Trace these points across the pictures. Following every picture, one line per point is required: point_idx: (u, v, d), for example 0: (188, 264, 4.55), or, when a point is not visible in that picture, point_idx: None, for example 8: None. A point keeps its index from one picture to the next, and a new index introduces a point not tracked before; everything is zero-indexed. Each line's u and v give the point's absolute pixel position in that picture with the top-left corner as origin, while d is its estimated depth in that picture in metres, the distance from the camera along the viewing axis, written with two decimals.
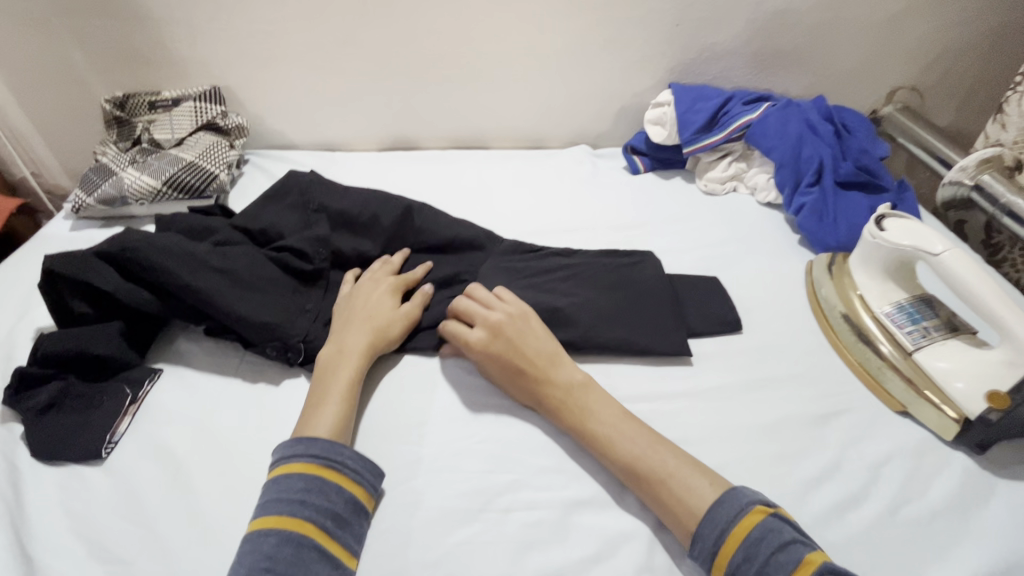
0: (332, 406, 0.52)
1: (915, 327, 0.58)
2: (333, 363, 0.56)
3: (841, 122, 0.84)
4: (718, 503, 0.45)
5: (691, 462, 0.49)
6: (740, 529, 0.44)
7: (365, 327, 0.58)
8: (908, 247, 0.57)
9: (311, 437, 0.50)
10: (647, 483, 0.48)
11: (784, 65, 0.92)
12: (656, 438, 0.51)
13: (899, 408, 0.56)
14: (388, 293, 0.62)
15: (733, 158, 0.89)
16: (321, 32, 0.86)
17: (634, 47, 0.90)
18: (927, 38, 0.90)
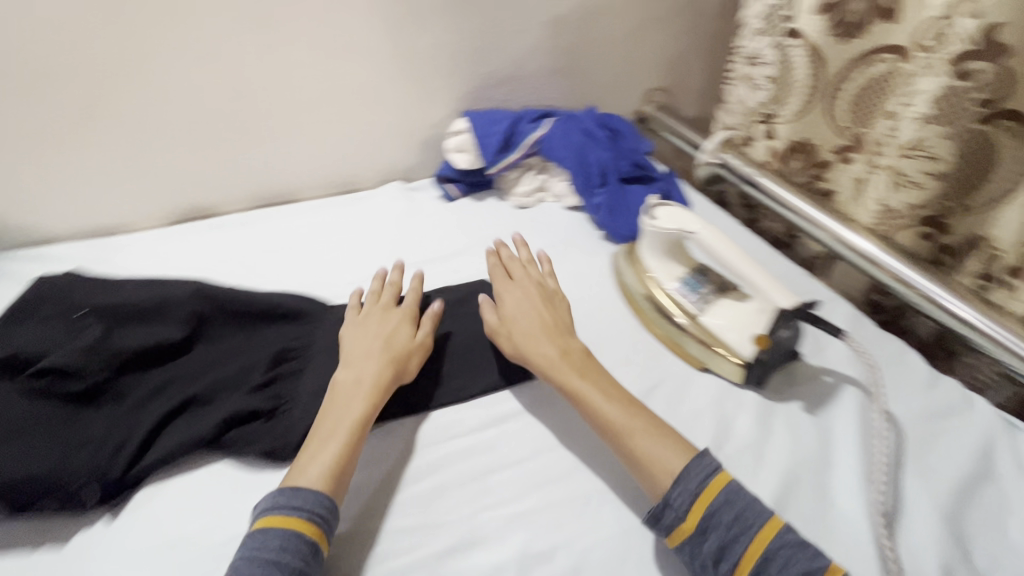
0: (338, 440, 0.52)
1: (696, 295, 0.68)
2: (347, 394, 0.55)
3: (612, 127, 0.95)
4: (687, 474, 0.50)
5: (657, 430, 0.54)
6: (704, 487, 0.49)
7: (384, 357, 0.59)
8: (676, 232, 0.68)
9: (316, 493, 0.48)
10: (615, 436, 0.54)
11: (559, 83, 1.03)
12: (631, 404, 0.56)
13: (699, 365, 0.66)
14: (404, 322, 0.63)
15: (534, 172, 0.97)
16: (55, 105, 0.73)
17: (419, 83, 0.93)
18: (661, 47, 1.07)
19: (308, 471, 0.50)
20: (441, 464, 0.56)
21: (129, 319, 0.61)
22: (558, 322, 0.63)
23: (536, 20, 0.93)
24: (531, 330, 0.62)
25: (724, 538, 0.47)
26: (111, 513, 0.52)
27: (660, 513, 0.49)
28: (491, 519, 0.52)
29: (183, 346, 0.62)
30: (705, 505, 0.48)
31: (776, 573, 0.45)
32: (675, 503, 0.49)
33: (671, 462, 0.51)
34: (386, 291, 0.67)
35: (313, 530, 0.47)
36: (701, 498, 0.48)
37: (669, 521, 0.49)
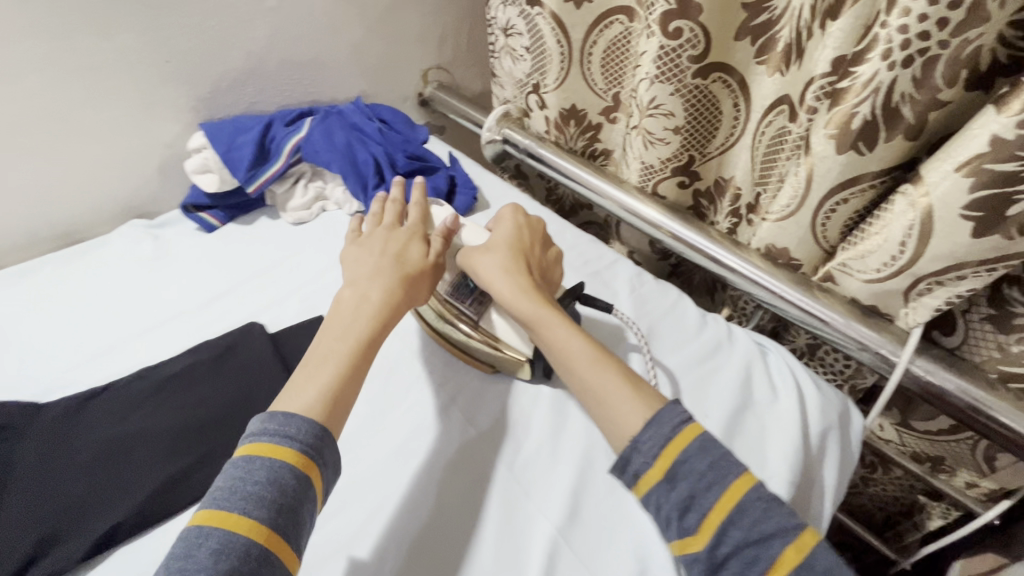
0: (331, 370, 0.50)
1: (472, 297, 0.62)
2: (353, 314, 0.54)
3: (381, 118, 0.88)
4: (657, 422, 0.49)
5: (613, 368, 0.54)
6: (681, 430, 0.48)
7: (397, 272, 0.58)
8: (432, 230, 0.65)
9: (308, 425, 0.46)
10: (572, 370, 0.55)
11: (316, 74, 0.91)
12: (592, 339, 0.56)
13: (489, 368, 0.62)
14: (415, 238, 0.62)
15: (306, 180, 0.86)
16: None
17: (128, 97, 0.75)
18: (426, 22, 1.00)
19: (301, 404, 0.47)
20: None
21: None
22: (531, 246, 0.63)
23: (261, 5, 0.79)
24: (499, 259, 0.60)
25: (695, 488, 0.46)
26: None
27: (627, 459, 0.49)
28: None
29: None
30: (672, 455, 0.48)
31: (748, 526, 0.44)
32: (643, 447, 0.49)
33: (620, 400, 0.52)
34: (387, 211, 0.67)
35: (296, 456, 0.44)
36: (675, 441, 0.48)
37: (639, 470, 0.49)
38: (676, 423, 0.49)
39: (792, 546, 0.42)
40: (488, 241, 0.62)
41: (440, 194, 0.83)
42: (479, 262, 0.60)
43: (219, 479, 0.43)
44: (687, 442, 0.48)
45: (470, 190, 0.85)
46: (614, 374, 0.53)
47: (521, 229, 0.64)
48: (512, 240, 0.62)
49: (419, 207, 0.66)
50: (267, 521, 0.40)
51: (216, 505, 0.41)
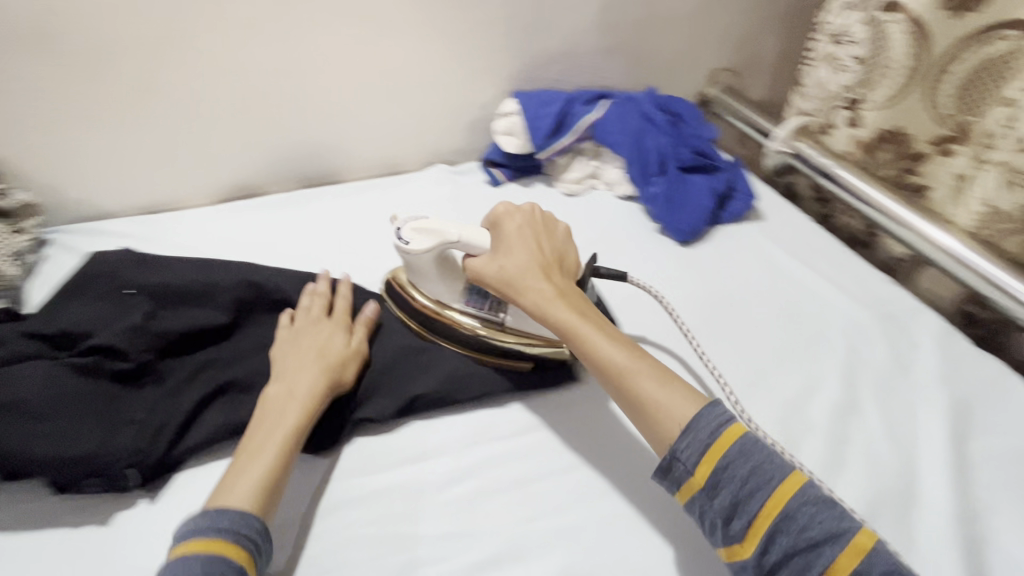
0: (269, 454, 0.47)
1: (490, 302, 0.61)
2: (278, 408, 0.51)
3: (674, 110, 0.88)
4: (694, 425, 0.44)
5: (661, 375, 0.49)
6: (718, 437, 0.43)
7: (319, 368, 0.54)
8: (437, 243, 0.58)
9: (239, 509, 0.43)
10: (615, 381, 0.49)
11: (617, 61, 0.95)
12: (632, 346, 0.51)
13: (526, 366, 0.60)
14: (338, 329, 0.59)
15: (586, 159, 0.91)
16: (106, 82, 0.74)
17: (470, 59, 0.87)
18: (732, 23, 0.98)
19: (232, 492, 0.45)
20: (480, 469, 0.54)
21: (177, 298, 0.62)
22: (552, 249, 0.58)
23: None
24: (532, 257, 0.56)
25: (738, 493, 0.41)
26: (150, 494, 0.52)
27: (669, 466, 0.44)
28: (529, 534, 0.49)
29: (225, 331, 0.62)
30: (715, 460, 0.42)
31: (795, 532, 0.39)
32: (682, 458, 0.44)
33: (676, 408, 0.46)
34: (314, 303, 0.61)
35: (230, 547, 0.41)
36: (710, 453, 0.43)
37: (681, 479, 0.44)
38: (711, 431, 0.44)
39: (845, 553, 0.37)
40: (499, 241, 0.57)
41: (716, 196, 0.81)
42: (508, 253, 0.56)
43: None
44: (725, 449, 0.43)
45: (749, 197, 0.82)
46: (676, 381, 0.48)
47: (532, 233, 0.58)
48: (529, 241, 0.57)
49: (343, 300, 0.63)
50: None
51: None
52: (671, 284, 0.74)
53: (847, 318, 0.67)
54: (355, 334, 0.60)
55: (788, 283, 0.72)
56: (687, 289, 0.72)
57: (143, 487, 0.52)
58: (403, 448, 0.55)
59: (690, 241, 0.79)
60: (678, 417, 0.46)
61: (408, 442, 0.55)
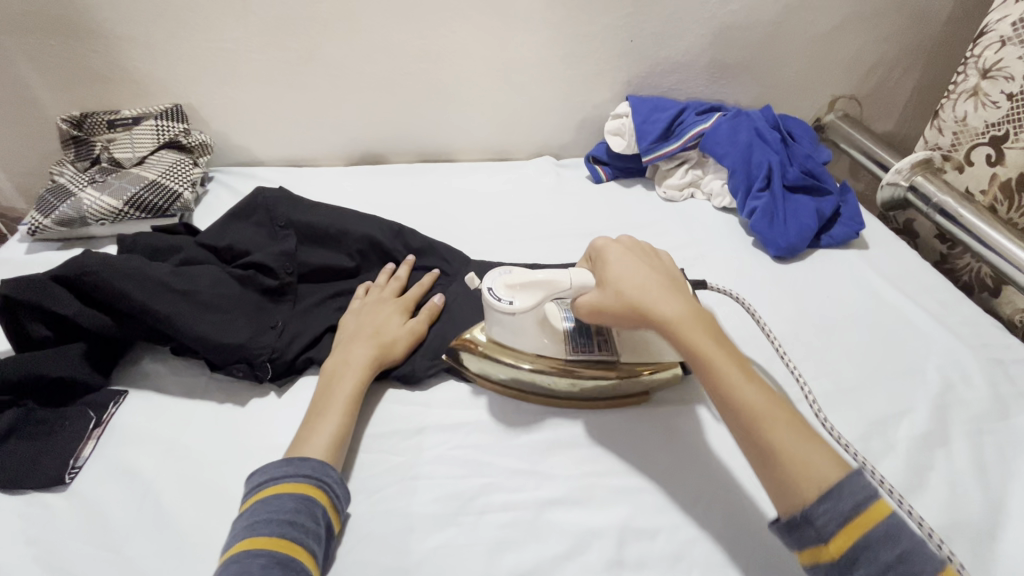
0: (335, 415, 0.53)
1: (593, 346, 0.57)
2: (338, 377, 0.56)
3: (787, 130, 0.89)
4: (841, 487, 0.40)
5: (798, 424, 0.43)
6: (862, 512, 0.39)
7: (372, 345, 0.59)
8: (542, 296, 0.53)
9: (315, 459, 0.49)
10: (749, 431, 0.44)
11: (734, 78, 0.98)
12: (768, 387, 0.45)
13: (646, 396, 0.60)
14: (396, 311, 0.63)
15: (689, 166, 0.93)
16: (282, 48, 0.86)
17: (594, 60, 0.92)
18: (862, 51, 0.97)
19: (307, 447, 0.50)
20: (558, 422, 0.57)
21: (315, 237, 0.70)
22: (665, 270, 0.53)
23: (723, 8, 0.89)
24: (655, 282, 0.51)
25: (874, 572, 0.38)
26: (278, 389, 0.61)
27: (797, 524, 0.41)
28: (599, 485, 0.52)
29: (350, 272, 0.70)
30: (856, 533, 0.39)
31: None
32: (817, 523, 0.40)
33: (817, 465, 0.41)
34: (388, 285, 0.67)
35: (306, 489, 0.46)
36: (851, 527, 0.39)
37: (808, 541, 0.41)
38: (855, 502, 0.40)
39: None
40: (610, 267, 0.52)
41: (821, 217, 0.81)
42: (620, 276, 0.51)
43: (232, 528, 0.45)
44: (870, 525, 0.39)
45: (857, 224, 0.81)
46: (815, 441, 0.43)
47: (642, 257, 0.54)
48: (645, 268, 0.52)
49: (416, 290, 0.67)
50: (300, 541, 0.43)
51: (243, 536, 0.43)
52: (761, 295, 0.75)
53: (943, 354, 0.66)
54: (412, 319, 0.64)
55: (884, 311, 0.72)
56: (776, 303, 0.74)
57: (273, 382, 0.61)
58: (490, 392, 0.60)
59: (785, 258, 0.80)
60: (816, 478, 0.41)
61: (496, 390, 0.61)
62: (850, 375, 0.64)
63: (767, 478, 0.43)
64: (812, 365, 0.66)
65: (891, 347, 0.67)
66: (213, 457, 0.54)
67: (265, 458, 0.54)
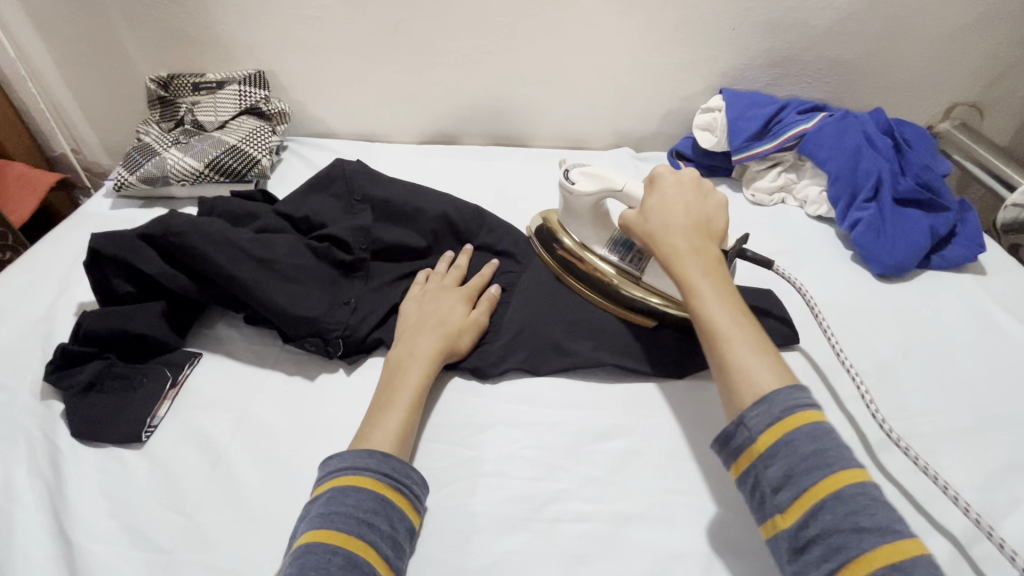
0: (400, 411, 0.50)
1: (629, 254, 0.60)
2: (403, 368, 0.54)
3: (901, 136, 0.81)
4: (772, 397, 0.40)
5: (762, 348, 0.43)
6: (792, 416, 0.40)
7: (436, 335, 0.56)
8: (599, 188, 0.59)
9: (382, 453, 0.47)
10: (709, 340, 0.45)
11: (841, 76, 0.90)
12: (745, 314, 0.45)
13: (651, 322, 0.59)
14: (461, 300, 0.60)
15: (783, 169, 0.85)
16: (368, 20, 0.84)
17: (689, 49, 0.86)
18: (993, 54, 0.87)
19: (371, 441, 0.48)
20: (637, 432, 0.53)
21: (389, 214, 0.68)
22: (704, 218, 0.53)
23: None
24: (681, 215, 0.52)
25: (795, 467, 0.38)
26: (346, 367, 0.59)
27: (733, 430, 0.42)
28: (683, 505, 0.48)
29: (422, 253, 0.68)
30: (781, 432, 0.40)
31: (842, 514, 0.36)
32: (749, 425, 0.41)
33: (760, 377, 0.42)
34: (448, 273, 0.64)
35: (383, 487, 0.45)
36: (781, 426, 0.40)
37: (768, 498, 0.40)
38: (785, 409, 0.40)
39: (883, 547, 0.34)
40: (654, 192, 0.54)
41: (934, 236, 0.73)
42: (658, 203, 0.53)
43: (306, 512, 0.44)
44: (795, 427, 0.39)
45: (976, 246, 0.73)
46: (771, 364, 0.42)
47: (691, 189, 0.54)
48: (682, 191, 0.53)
49: (479, 278, 0.63)
50: (377, 544, 0.42)
51: (319, 526, 0.42)
52: (860, 316, 0.68)
53: None
54: (477, 307, 0.61)
55: (1005, 347, 0.64)
56: (878, 326, 0.67)
57: (343, 359, 0.59)
58: (565, 393, 0.57)
59: (888, 277, 0.73)
60: (756, 386, 0.41)
61: (571, 391, 0.57)
62: (965, 414, 0.58)
63: (719, 387, 0.44)
64: (920, 398, 0.59)
65: (1014, 388, 0.60)
66: (283, 430, 0.53)
67: (333, 436, 0.53)
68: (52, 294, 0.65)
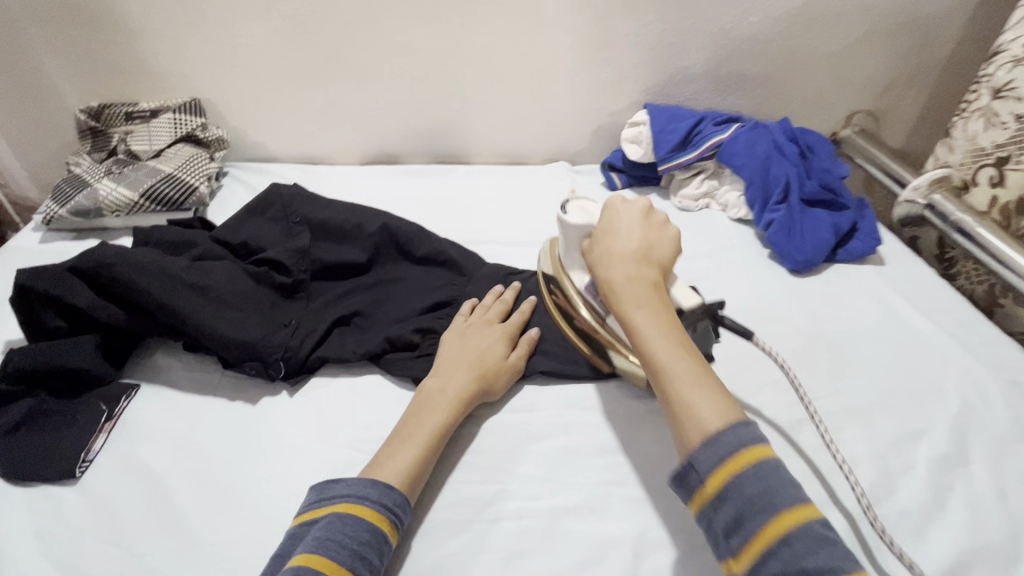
0: (416, 447, 0.50)
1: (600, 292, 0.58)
2: (433, 403, 0.54)
3: (806, 144, 0.89)
4: (718, 438, 0.42)
5: (702, 378, 0.45)
6: (736, 456, 0.41)
7: (471, 370, 0.57)
8: (587, 223, 0.57)
9: (386, 485, 0.47)
10: (656, 373, 0.46)
11: (753, 90, 0.97)
12: (685, 344, 0.47)
13: (606, 366, 0.60)
14: (501, 338, 0.60)
15: (705, 176, 0.92)
16: (303, 48, 0.87)
17: (613, 69, 0.92)
18: (881, 66, 0.96)
19: (380, 473, 0.49)
20: (572, 429, 0.57)
21: (328, 235, 0.69)
22: (651, 236, 0.54)
23: (744, 20, 0.89)
24: (623, 239, 0.54)
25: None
26: (289, 388, 0.60)
27: (681, 472, 0.43)
28: (615, 496, 0.52)
29: (363, 271, 0.69)
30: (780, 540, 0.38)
31: None
32: (698, 466, 0.42)
33: (703, 412, 0.43)
34: (493, 307, 0.64)
35: (384, 522, 0.45)
36: (774, 522, 0.38)
37: (729, 534, 0.40)
38: (778, 509, 0.39)
39: None
40: (603, 219, 0.56)
41: (838, 232, 0.80)
42: (605, 232, 0.55)
43: (302, 534, 0.45)
44: (743, 466, 0.40)
45: (875, 239, 0.80)
46: (710, 396, 0.44)
47: (639, 217, 0.55)
48: (627, 222, 0.55)
49: (523, 314, 0.63)
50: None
51: (313, 549, 0.43)
52: (777, 309, 0.74)
53: (960, 374, 0.65)
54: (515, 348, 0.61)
55: (900, 329, 0.71)
56: (792, 317, 0.73)
57: (285, 380, 0.60)
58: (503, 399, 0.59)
59: (801, 272, 0.79)
60: (701, 425, 0.43)
61: (509, 396, 0.60)
62: (867, 393, 0.64)
63: (666, 417, 0.46)
64: (828, 380, 0.65)
65: (909, 365, 0.67)
66: (225, 455, 0.53)
67: (277, 458, 0.53)
68: None
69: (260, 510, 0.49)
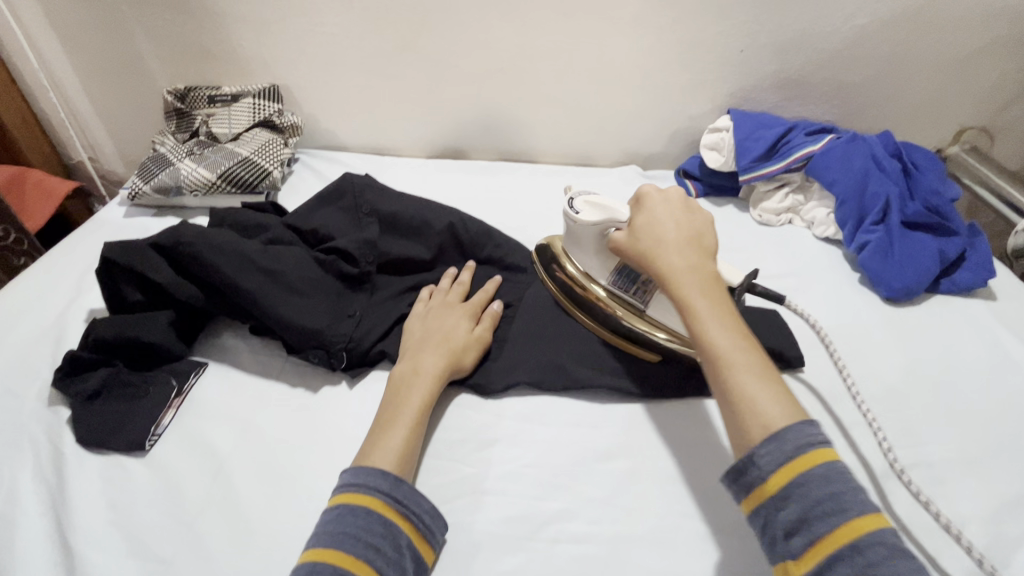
0: (401, 429, 0.50)
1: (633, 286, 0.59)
2: (407, 385, 0.53)
3: (909, 160, 0.81)
4: (784, 431, 0.39)
5: (763, 370, 0.42)
6: (802, 454, 0.38)
7: (438, 350, 0.56)
8: (606, 217, 0.57)
9: (382, 469, 0.46)
10: (712, 369, 0.43)
11: (850, 99, 0.90)
12: (744, 335, 0.44)
13: (656, 356, 0.58)
14: (465, 317, 0.60)
15: (790, 189, 0.85)
16: (382, 38, 0.86)
17: (697, 71, 0.87)
18: (1002, 79, 0.87)
19: (371, 461, 0.47)
20: (641, 452, 0.53)
21: (395, 227, 0.68)
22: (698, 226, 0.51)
23: (849, 23, 0.82)
24: (673, 231, 0.50)
25: (809, 510, 0.37)
26: (349, 380, 0.59)
27: (743, 467, 0.40)
28: (685, 530, 0.48)
29: (427, 266, 0.68)
30: (794, 473, 0.38)
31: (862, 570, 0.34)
32: (760, 462, 0.39)
33: (765, 405, 0.40)
34: (452, 290, 0.63)
35: (394, 513, 0.44)
36: (790, 467, 0.38)
37: (752, 482, 0.40)
38: (798, 445, 0.39)
39: (838, 527, 0.36)
40: (642, 211, 0.53)
41: (943, 260, 0.72)
42: (647, 222, 0.51)
43: (315, 528, 0.44)
44: (810, 463, 0.38)
45: (987, 270, 0.72)
46: (768, 385, 0.41)
47: (680, 209, 0.52)
48: (675, 214, 0.51)
49: (484, 294, 0.63)
50: (383, 570, 0.41)
51: (326, 543, 0.42)
52: (869, 341, 0.68)
53: None
54: (479, 324, 0.60)
55: (1015, 374, 0.63)
56: (886, 350, 0.66)
57: (346, 372, 0.59)
58: (567, 413, 0.56)
59: (897, 300, 0.72)
60: (764, 418, 0.40)
61: (573, 409, 0.57)
62: (975, 444, 0.57)
63: (724, 416, 0.42)
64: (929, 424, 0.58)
65: None
66: (283, 442, 0.53)
67: (333, 449, 0.53)
68: (64, 301, 0.66)
69: (317, 501, 0.49)
